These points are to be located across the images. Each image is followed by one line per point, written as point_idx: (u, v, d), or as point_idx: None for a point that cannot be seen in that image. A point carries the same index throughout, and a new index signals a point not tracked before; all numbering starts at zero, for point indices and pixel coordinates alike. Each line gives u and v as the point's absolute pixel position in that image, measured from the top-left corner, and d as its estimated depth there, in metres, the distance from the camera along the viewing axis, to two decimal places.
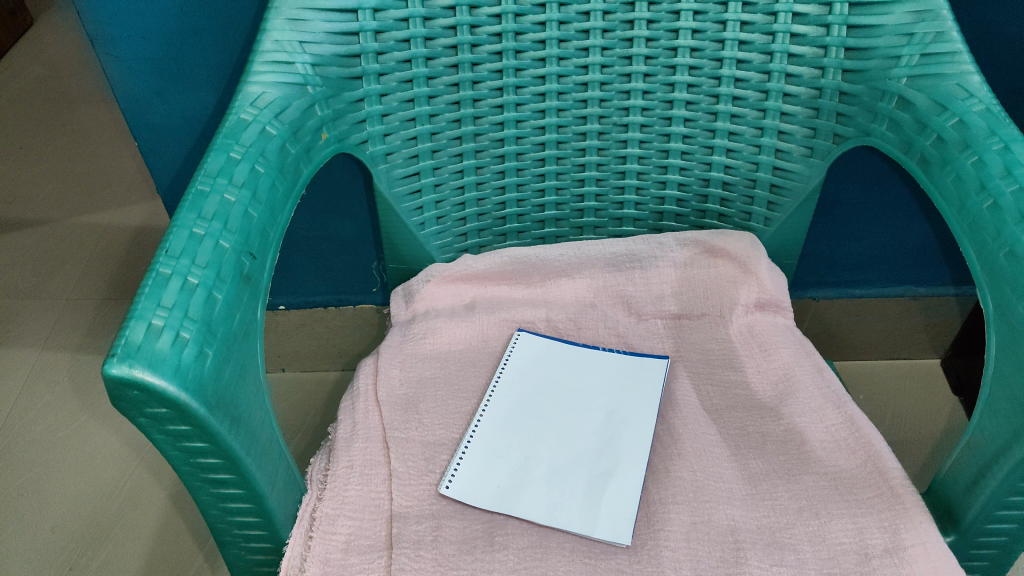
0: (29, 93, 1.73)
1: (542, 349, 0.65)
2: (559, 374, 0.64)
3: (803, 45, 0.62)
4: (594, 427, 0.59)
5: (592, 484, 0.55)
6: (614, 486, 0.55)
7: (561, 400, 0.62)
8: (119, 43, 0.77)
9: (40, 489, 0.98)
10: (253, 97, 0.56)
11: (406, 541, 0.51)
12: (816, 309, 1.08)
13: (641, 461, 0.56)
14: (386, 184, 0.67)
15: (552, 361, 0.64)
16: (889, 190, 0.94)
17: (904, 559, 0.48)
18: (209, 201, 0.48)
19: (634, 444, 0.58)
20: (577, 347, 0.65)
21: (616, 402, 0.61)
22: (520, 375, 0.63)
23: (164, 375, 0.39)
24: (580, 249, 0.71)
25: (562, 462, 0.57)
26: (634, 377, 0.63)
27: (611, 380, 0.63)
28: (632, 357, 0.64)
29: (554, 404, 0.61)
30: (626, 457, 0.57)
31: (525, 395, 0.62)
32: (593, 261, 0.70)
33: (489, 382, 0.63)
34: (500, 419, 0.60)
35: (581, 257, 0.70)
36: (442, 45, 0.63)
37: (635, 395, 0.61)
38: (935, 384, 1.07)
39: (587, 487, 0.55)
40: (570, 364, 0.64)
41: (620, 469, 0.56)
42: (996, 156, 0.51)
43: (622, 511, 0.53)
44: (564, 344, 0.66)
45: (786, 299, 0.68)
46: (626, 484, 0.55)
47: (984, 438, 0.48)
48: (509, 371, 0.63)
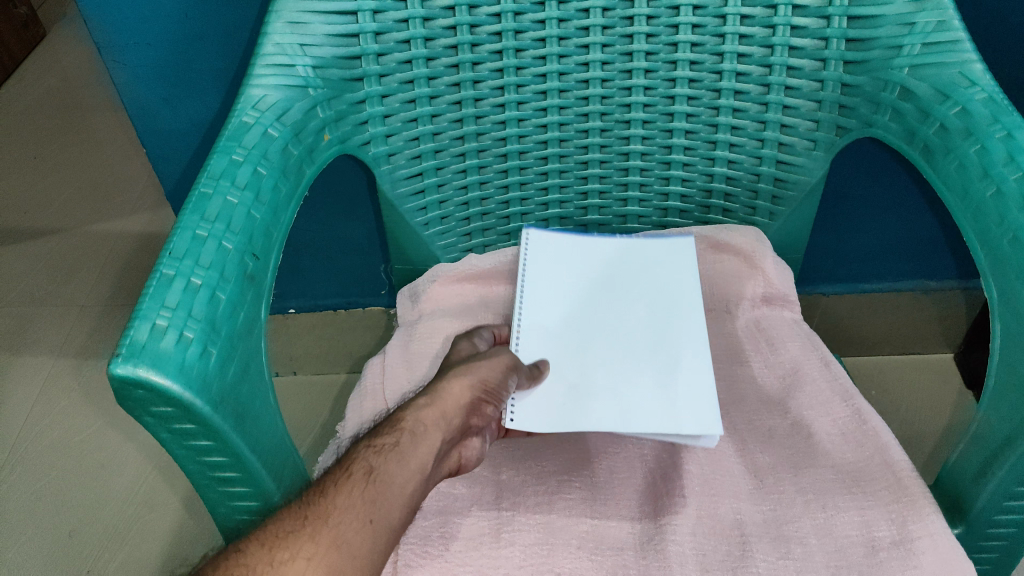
0: (42, 103, 1.76)
1: (557, 276, 0.65)
2: (575, 297, 0.64)
3: (804, 38, 0.62)
4: (642, 320, 0.62)
5: (662, 380, 0.58)
6: (685, 381, 0.58)
7: (598, 299, 0.63)
8: (125, 51, 0.78)
9: (56, 495, 0.99)
10: (255, 100, 0.56)
11: (413, 537, 0.51)
12: (825, 305, 1.08)
13: (704, 371, 0.59)
14: (389, 185, 0.68)
15: (570, 257, 0.66)
16: (898, 183, 0.93)
17: (912, 550, 0.48)
18: (212, 203, 0.48)
19: (697, 357, 0.60)
20: (592, 240, 0.67)
21: (653, 294, 0.64)
22: (540, 307, 0.62)
23: (168, 375, 0.39)
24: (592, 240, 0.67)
25: (623, 363, 0.59)
26: (659, 282, 0.65)
27: (635, 286, 0.64)
28: (647, 258, 0.66)
29: (593, 304, 0.63)
30: (691, 364, 0.59)
31: (552, 326, 0.61)
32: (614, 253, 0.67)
33: (512, 330, 0.61)
34: (541, 323, 0.61)
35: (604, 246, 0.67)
36: (443, 45, 0.63)
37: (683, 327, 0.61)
38: (947, 378, 1.06)
39: (659, 386, 0.57)
40: (589, 281, 0.65)
41: (687, 386, 0.57)
42: (999, 143, 0.51)
43: (704, 407, 0.56)
44: (578, 241, 0.67)
45: (793, 293, 0.67)
46: (698, 386, 0.57)
47: (990, 426, 0.48)
48: (529, 310, 0.62)
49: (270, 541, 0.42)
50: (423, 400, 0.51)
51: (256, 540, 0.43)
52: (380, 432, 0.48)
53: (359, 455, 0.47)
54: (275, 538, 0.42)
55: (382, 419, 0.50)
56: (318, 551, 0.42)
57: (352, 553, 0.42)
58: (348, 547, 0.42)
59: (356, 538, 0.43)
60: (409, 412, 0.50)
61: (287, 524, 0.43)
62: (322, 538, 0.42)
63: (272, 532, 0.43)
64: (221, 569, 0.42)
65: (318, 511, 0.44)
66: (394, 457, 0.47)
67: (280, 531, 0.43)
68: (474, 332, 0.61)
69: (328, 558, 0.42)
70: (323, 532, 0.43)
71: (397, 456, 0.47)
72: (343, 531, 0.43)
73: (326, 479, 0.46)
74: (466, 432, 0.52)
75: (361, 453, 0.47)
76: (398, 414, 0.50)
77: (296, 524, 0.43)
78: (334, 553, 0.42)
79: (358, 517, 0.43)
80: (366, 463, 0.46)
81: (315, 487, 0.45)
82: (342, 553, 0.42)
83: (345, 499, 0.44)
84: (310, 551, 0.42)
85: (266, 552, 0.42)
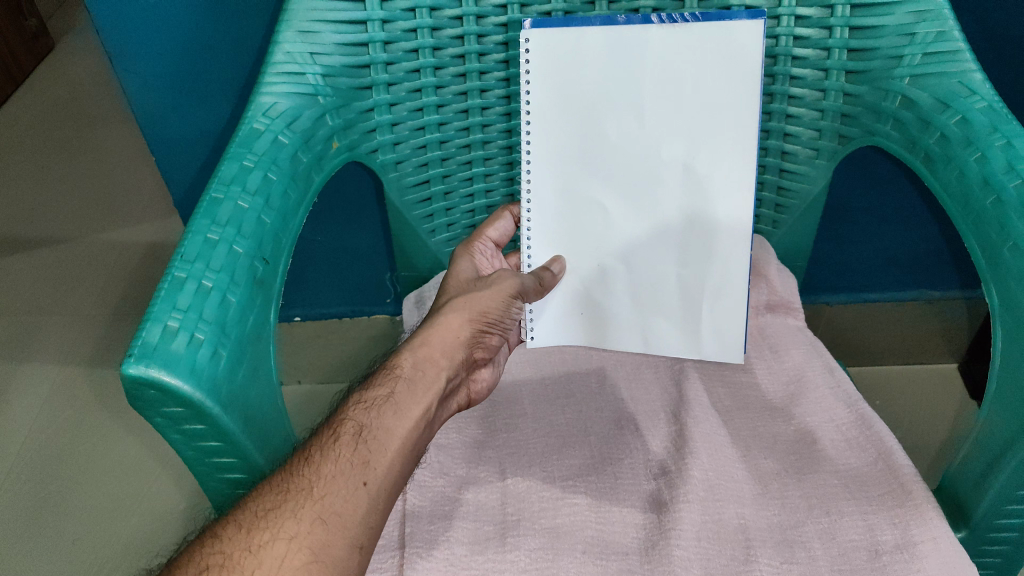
0: (51, 113, 1.78)
1: (566, 125, 0.57)
2: (587, 143, 0.57)
3: (807, 48, 0.62)
4: (673, 193, 0.57)
5: (688, 297, 0.59)
6: (711, 301, 0.58)
7: (620, 149, 0.56)
8: (137, 61, 0.79)
9: (62, 502, 0.99)
10: (265, 107, 0.57)
11: (419, 540, 0.51)
12: (830, 315, 1.08)
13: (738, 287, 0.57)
14: (397, 192, 0.69)
15: (590, 73, 0.55)
16: (901, 193, 0.94)
17: (915, 554, 0.48)
18: (222, 208, 0.49)
19: (732, 266, 0.57)
20: (621, 37, 0.54)
21: (690, 143, 0.55)
22: (551, 164, 0.58)
23: (180, 376, 0.40)
24: (616, 85, 0.55)
25: (641, 251, 0.59)
26: (702, 133, 0.55)
27: (666, 138, 0.55)
28: (693, 77, 0.53)
29: (615, 159, 0.57)
30: (727, 265, 0.57)
31: (564, 192, 0.58)
32: (645, 105, 0.55)
33: (522, 208, 0.59)
34: (554, 201, 0.58)
35: (635, 98, 0.55)
36: (450, 54, 0.63)
37: (722, 210, 0.56)
38: (951, 388, 1.06)
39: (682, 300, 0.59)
40: (603, 126, 0.56)
41: (714, 312, 0.59)
42: (999, 152, 0.51)
43: (729, 328, 0.59)
44: (601, 42, 0.54)
45: (797, 301, 0.67)
46: (723, 301, 0.58)
47: (991, 431, 0.49)
48: (539, 167, 0.58)
49: (248, 524, 0.42)
50: (418, 340, 0.53)
51: (235, 524, 0.42)
52: (372, 385, 0.50)
53: (346, 417, 0.48)
54: (251, 523, 0.42)
55: (376, 372, 0.52)
56: (301, 529, 0.42)
57: (341, 525, 0.43)
58: (336, 519, 0.43)
59: (348, 504, 0.44)
60: (404, 357, 0.52)
61: (267, 501, 0.43)
62: (305, 515, 0.42)
63: (251, 512, 0.43)
64: (198, 558, 0.41)
65: (299, 485, 0.44)
66: (382, 415, 0.48)
67: (260, 512, 0.43)
68: (473, 247, 0.63)
69: (313, 536, 0.42)
70: (306, 507, 0.43)
71: (384, 417, 0.48)
72: (330, 502, 0.43)
73: (310, 448, 0.46)
74: (469, 361, 0.56)
75: (348, 415, 0.48)
76: (393, 361, 0.52)
77: (276, 502, 0.43)
78: (320, 528, 0.42)
79: (347, 484, 0.44)
80: (353, 426, 0.47)
81: (297, 459, 0.46)
82: (329, 527, 0.42)
83: (332, 467, 0.44)
84: (292, 530, 0.42)
85: (244, 536, 0.42)
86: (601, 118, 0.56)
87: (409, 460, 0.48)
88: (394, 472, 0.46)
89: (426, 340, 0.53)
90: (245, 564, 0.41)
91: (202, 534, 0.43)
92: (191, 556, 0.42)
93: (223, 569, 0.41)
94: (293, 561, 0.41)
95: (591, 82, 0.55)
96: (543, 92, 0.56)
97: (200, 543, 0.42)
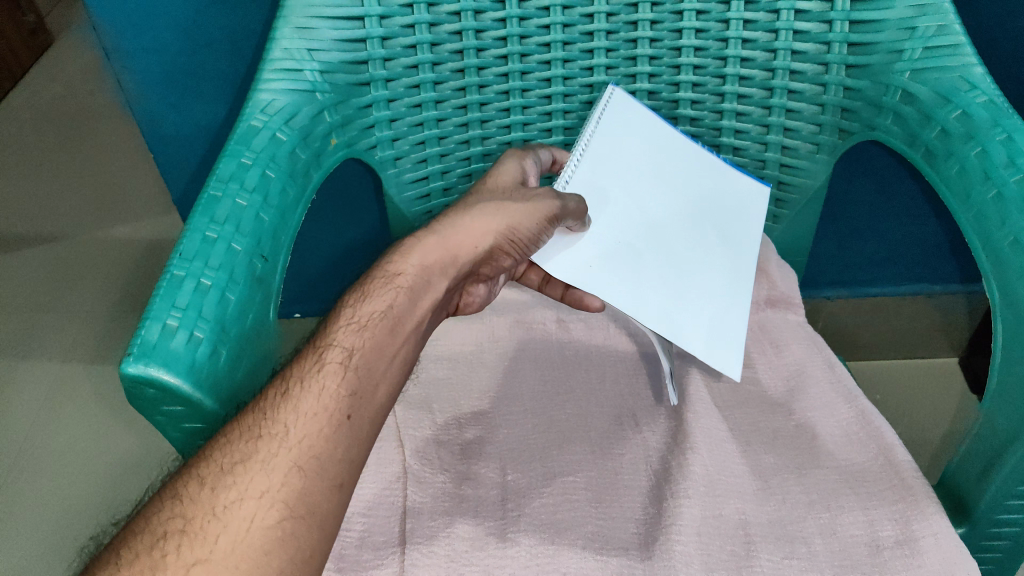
0: (48, 110, 1.77)
1: (651, 144, 0.64)
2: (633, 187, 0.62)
3: (807, 42, 0.62)
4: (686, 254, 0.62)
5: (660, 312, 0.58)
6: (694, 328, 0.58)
7: (668, 184, 0.64)
8: (133, 57, 0.78)
9: (61, 499, 1.00)
10: (263, 104, 0.57)
11: (420, 536, 0.51)
12: (830, 309, 1.09)
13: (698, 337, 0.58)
14: (395, 188, 0.69)
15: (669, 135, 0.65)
16: (901, 187, 0.93)
17: (916, 550, 0.48)
18: (220, 205, 0.49)
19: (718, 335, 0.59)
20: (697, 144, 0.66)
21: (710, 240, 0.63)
22: (621, 151, 0.63)
23: (179, 374, 0.40)
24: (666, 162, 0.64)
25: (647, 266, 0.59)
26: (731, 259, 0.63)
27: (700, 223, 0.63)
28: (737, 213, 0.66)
29: (664, 187, 0.63)
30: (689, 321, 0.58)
31: (613, 212, 0.60)
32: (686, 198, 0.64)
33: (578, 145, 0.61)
34: (606, 170, 0.61)
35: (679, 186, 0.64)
36: (448, 50, 0.63)
37: (719, 332, 0.60)
38: (951, 380, 1.06)
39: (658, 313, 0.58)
40: (656, 171, 0.64)
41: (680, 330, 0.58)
42: (1000, 146, 0.51)
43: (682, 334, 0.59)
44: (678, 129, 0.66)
45: (798, 296, 0.68)
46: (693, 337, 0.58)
47: (993, 426, 0.49)
48: (609, 141, 0.63)
49: (212, 481, 0.41)
50: (426, 245, 0.53)
51: (198, 481, 0.41)
52: (367, 300, 0.50)
53: (333, 343, 0.47)
54: (213, 477, 0.41)
55: (368, 279, 0.52)
56: (273, 482, 0.41)
57: (320, 470, 0.42)
58: (314, 464, 0.42)
59: (329, 443, 0.43)
60: (409, 264, 0.52)
61: (235, 453, 0.41)
62: (277, 465, 0.41)
63: (216, 467, 0.41)
64: (161, 514, 0.40)
65: (272, 430, 0.42)
66: (372, 338, 0.48)
67: (227, 466, 0.41)
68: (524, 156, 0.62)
69: (286, 488, 0.41)
70: (279, 456, 0.41)
71: (376, 340, 0.48)
72: (308, 445, 0.42)
73: (289, 382, 0.45)
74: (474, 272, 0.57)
75: (335, 340, 0.47)
76: (390, 269, 0.52)
77: (246, 452, 0.41)
78: (298, 476, 0.41)
79: (329, 421, 0.43)
80: (339, 351, 0.47)
81: (274, 393, 0.44)
82: (307, 475, 0.41)
83: (311, 404, 0.44)
84: (262, 485, 0.40)
85: (209, 494, 0.40)
86: (669, 169, 0.64)
87: (396, 382, 0.49)
88: (371, 404, 0.46)
89: (446, 249, 0.53)
90: (209, 527, 0.39)
91: (167, 483, 0.42)
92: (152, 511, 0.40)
93: (183, 534, 0.39)
94: (264, 519, 0.40)
95: (670, 147, 0.65)
96: (609, 120, 0.62)
97: (164, 496, 0.41)
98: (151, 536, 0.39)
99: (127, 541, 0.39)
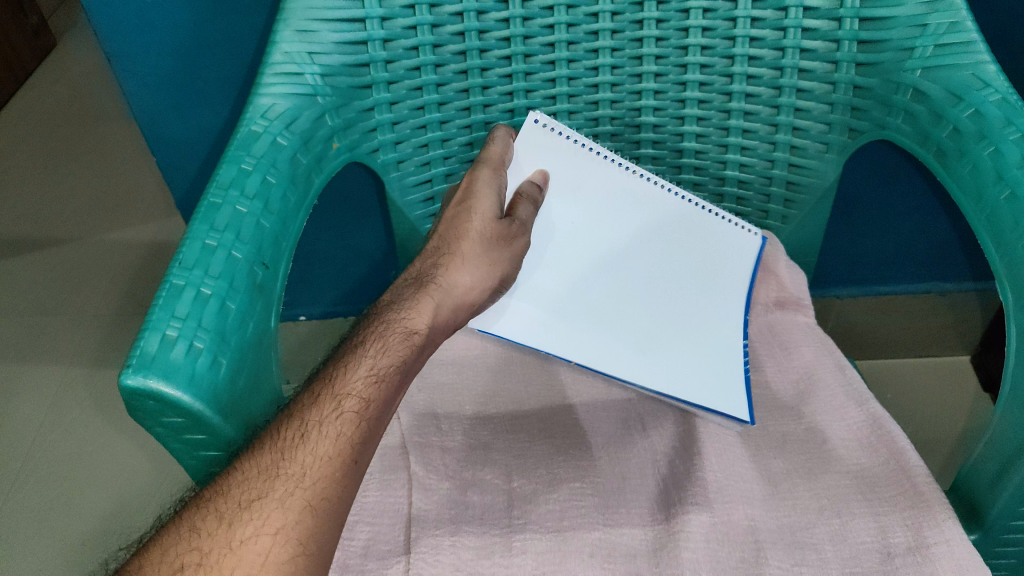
0: (53, 112, 1.78)
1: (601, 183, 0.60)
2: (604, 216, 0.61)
3: (815, 40, 0.61)
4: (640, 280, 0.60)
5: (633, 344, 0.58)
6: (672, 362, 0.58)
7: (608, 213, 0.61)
8: (135, 60, 0.78)
9: (69, 502, 1.00)
10: (263, 109, 0.56)
11: (425, 545, 0.51)
12: (840, 307, 1.07)
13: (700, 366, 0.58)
14: (398, 192, 0.68)
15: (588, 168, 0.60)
16: (911, 184, 0.92)
17: (927, 557, 0.48)
18: (221, 213, 0.48)
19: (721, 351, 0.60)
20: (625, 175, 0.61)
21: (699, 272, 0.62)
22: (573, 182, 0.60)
23: (178, 386, 0.40)
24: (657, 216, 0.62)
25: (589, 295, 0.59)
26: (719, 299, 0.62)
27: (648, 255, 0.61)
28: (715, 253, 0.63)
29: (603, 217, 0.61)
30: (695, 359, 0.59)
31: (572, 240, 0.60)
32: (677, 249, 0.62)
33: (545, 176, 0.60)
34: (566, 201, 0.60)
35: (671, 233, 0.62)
36: (451, 51, 0.62)
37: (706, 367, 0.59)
38: (964, 379, 1.05)
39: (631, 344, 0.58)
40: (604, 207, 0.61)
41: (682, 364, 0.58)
42: (1014, 145, 0.50)
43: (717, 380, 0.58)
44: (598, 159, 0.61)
45: (807, 297, 0.67)
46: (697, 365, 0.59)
47: (1007, 431, 0.48)
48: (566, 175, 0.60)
49: (230, 516, 0.41)
50: (442, 292, 0.53)
51: (215, 515, 0.41)
52: (382, 349, 0.48)
53: (349, 391, 0.45)
54: (232, 514, 0.41)
55: (385, 325, 0.51)
56: (287, 521, 0.41)
57: (331, 512, 0.42)
58: (326, 505, 0.42)
59: (341, 487, 0.42)
60: (421, 320, 0.51)
61: (252, 490, 0.41)
62: (293, 504, 0.41)
63: (234, 501, 0.41)
64: (179, 549, 0.40)
65: (288, 470, 0.42)
66: (388, 386, 0.47)
67: (244, 502, 0.41)
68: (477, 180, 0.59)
69: (299, 527, 0.41)
70: (294, 496, 0.41)
71: (392, 389, 0.47)
72: (321, 488, 0.42)
73: (305, 424, 0.44)
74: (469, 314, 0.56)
75: (352, 387, 0.46)
76: (406, 321, 0.51)
77: (262, 490, 0.41)
78: (310, 517, 0.41)
79: (341, 466, 0.43)
80: (355, 399, 0.45)
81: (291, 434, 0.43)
82: (319, 515, 0.41)
83: (326, 449, 0.43)
84: (278, 523, 0.40)
85: (226, 528, 0.40)
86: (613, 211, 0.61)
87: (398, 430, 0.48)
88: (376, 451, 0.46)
89: (453, 304, 0.53)
90: (225, 561, 0.40)
91: (184, 515, 0.42)
92: (168, 546, 0.40)
93: (201, 567, 0.39)
94: (277, 556, 0.40)
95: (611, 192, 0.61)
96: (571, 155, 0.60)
97: (179, 530, 0.41)
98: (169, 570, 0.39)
99: (146, 568, 0.40)
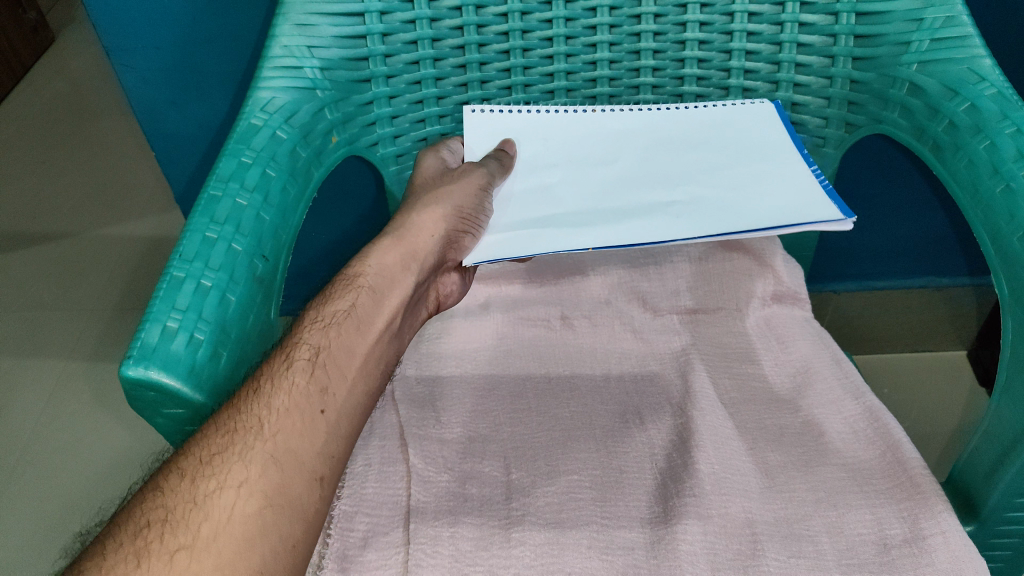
0: (52, 107, 1.77)
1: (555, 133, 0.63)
2: (581, 151, 0.62)
3: (812, 34, 0.62)
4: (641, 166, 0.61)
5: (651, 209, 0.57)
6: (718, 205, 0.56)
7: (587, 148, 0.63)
8: (133, 54, 0.78)
9: (67, 491, 1.00)
10: (263, 102, 0.56)
11: (423, 536, 0.51)
12: (837, 302, 1.08)
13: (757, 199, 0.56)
14: (396, 185, 0.68)
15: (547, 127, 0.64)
16: (908, 179, 0.92)
17: (924, 548, 0.48)
18: (221, 205, 0.48)
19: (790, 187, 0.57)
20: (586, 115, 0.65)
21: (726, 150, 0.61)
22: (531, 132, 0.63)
23: (178, 376, 0.40)
24: (661, 122, 0.64)
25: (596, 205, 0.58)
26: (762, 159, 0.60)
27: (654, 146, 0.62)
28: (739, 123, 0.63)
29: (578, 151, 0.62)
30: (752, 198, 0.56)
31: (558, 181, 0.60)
32: (691, 144, 0.62)
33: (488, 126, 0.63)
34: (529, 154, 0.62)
35: (680, 139, 0.63)
36: (449, 45, 0.62)
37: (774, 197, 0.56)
38: (960, 373, 1.05)
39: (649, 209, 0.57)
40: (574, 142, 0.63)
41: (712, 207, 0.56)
42: (1009, 139, 0.50)
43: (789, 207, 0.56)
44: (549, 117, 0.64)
45: (803, 290, 0.68)
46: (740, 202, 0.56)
47: (1002, 423, 0.48)
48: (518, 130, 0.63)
49: (192, 472, 0.40)
50: (391, 239, 0.54)
51: (178, 473, 0.40)
52: (330, 301, 0.49)
53: (299, 342, 0.46)
54: (194, 471, 0.40)
55: (335, 281, 0.52)
56: (250, 474, 0.40)
57: (296, 461, 0.42)
58: (290, 457, 0.42)
59: (304, 437, 0.43)
60: (367, 266, 0.52)
61: (212, 446, 0.40)
62: (255, 457, 0.41)
63: (195, 458, 0.40)
64: (141, 510, 0.39)
65: (247, 423, 0.41)
66: (341, 335, 0.48)
67: (205, 457, 0.40)
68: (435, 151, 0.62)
69: (264, 480, 0.40)
70: (255, 449, 0.41)
71: (345, 337, 0.48)
72: (283, 439, 0.42)
73: (259, 379, 0.43)
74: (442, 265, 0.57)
75: (303, 339, 0.46)
76: (352, 272, 0.52)
77: (224, 445, 0.41)
78: (274, 469, 0.41)
79: (303, 415, 0.43)
80: (308, 349, 0.46)
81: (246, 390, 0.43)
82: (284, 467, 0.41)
83: (283, 401, 0.43)
84: (241, 475, 0.40)
85: (189, 485, 0.39)
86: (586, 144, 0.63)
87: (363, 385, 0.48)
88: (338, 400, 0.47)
89: (406, 248, 0.54)
90: (192, 518, 0.38)
91: (148, 480, 0.41)
92: (132, 510, 0.39)
93: (166, 523, 0.38)
94: (244, 508, 0.39)
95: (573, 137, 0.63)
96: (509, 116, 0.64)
97: (140, 496, 0.40)
98: (135, 530, 0.38)
99: (111, 530, 0.38)
